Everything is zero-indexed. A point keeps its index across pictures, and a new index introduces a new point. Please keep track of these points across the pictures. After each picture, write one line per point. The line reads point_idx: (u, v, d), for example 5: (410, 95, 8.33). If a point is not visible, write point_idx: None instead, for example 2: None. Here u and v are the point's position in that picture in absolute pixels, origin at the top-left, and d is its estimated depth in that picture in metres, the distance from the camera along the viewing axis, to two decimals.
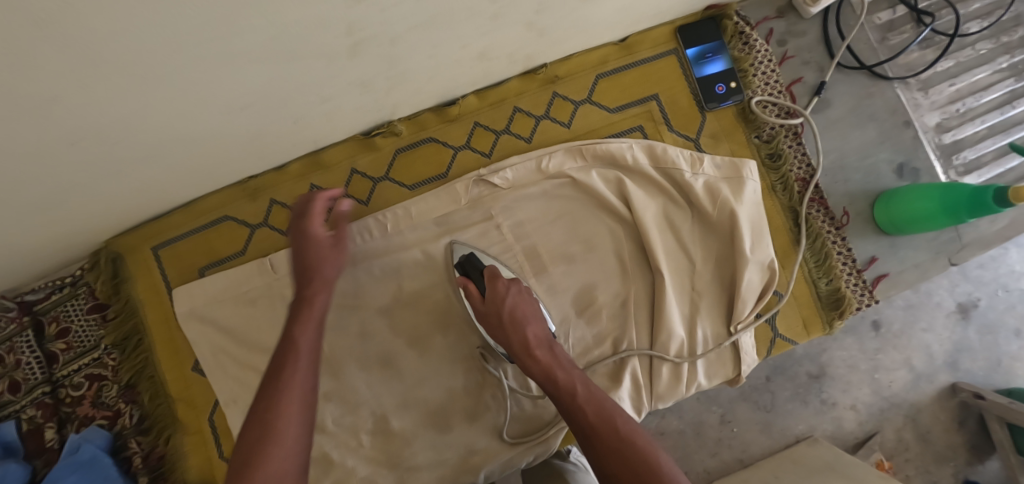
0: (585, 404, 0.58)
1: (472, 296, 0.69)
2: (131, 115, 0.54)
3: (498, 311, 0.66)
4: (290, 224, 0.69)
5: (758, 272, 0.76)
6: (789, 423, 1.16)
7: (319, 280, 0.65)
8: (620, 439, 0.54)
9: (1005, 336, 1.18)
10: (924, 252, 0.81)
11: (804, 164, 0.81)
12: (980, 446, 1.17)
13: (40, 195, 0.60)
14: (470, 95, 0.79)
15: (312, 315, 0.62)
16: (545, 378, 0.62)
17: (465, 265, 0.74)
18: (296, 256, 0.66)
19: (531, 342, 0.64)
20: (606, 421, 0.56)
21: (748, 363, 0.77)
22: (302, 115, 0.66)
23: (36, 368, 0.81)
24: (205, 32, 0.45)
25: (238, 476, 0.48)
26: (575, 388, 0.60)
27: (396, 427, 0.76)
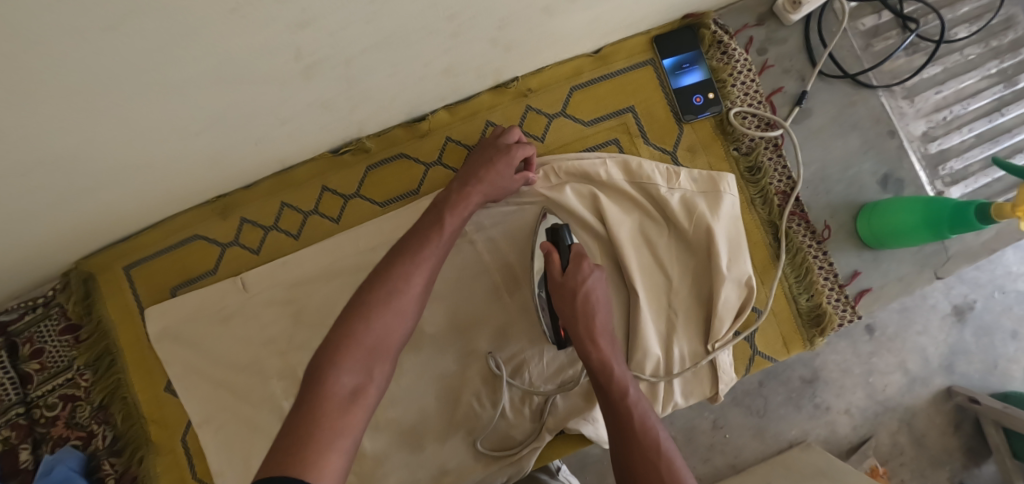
0: (634, 407, 0.59)
1: (552, 267, 0.66)
2: (80, 145, 0.52)
3: (574, 290, 0.64)
4: (492, 139, 0.74)
5: (735, 289, 0.74)
6: (781, 428, 1.14)
7: (481, 186, 0.69)
8: (657, 453, 0.56)
9: (1000, 338, 1.16)
10: (908, 264, 0.79)
11: (784, 177, 0.79)
12: (976, 449, 1.15)
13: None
14: (441, 110, 0.78)
15: (461, 211, 0.67)
16: (601, 368, 0.62)
17: (555, 233, 0.70)
18: (477, 161, 0.71)
19: (598, 331, 0.63)
20: (646, 434, 0.58)
21: (726, 382, 0.75)
22: (262, 136, 0.65)
23: (10, 388, 0.79)
24: (144, 65, 0.44)
25: (349, 330, 0.55)
26: (627, 389, 0.60)
27: (369, 447, 0.75)
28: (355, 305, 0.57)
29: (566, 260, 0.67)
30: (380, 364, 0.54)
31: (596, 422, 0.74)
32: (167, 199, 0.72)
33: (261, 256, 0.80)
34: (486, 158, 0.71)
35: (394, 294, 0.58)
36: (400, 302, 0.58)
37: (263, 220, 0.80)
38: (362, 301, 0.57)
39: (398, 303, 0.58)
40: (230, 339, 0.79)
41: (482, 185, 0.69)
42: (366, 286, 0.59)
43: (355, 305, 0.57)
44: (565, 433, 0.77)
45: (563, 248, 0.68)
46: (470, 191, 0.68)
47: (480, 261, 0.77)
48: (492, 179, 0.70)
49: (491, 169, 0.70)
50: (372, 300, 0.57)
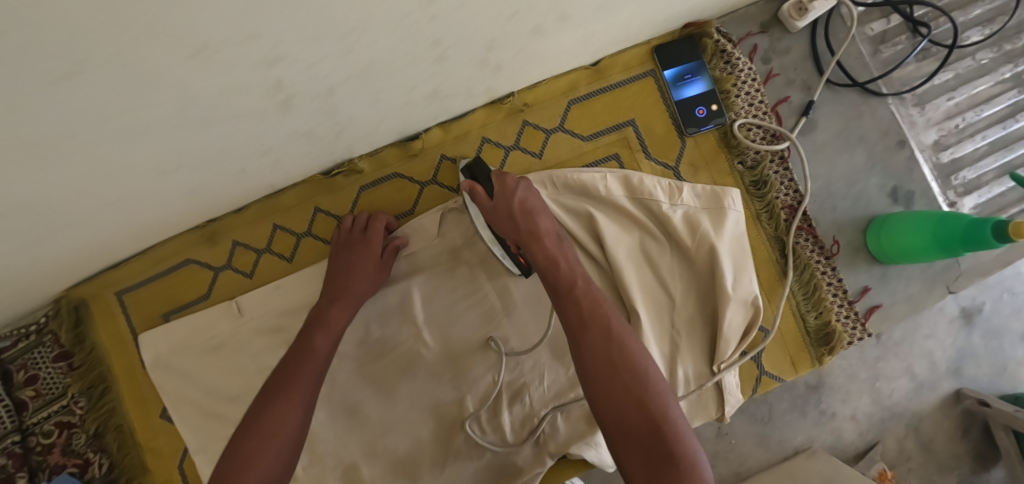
0: (583, 297, 0.55)
1: (479, 198, 0.63)
2: (49, 187, 0.50)
3: (508, 203, 0.62)
4: (346, 234, 0.74)
5: (740, 310, 0.72)
6: (787, 435, 1.12)
7: (353, 297, 0.70)
8: (608, 340, 0.52)
9: (1010, 341, 1.14)
10: (918, 282, 0.77)
11: (791, 191, 0.76)
12: (986, 452, 1.14)
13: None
14: (435, 128, 0.75)
15: (335, 328, 0.68)
16: (547, 265, 0.58)
17: (472, 169, 0.70)
18: (345, 264, 0.72)
19: (540, 231, 0.60)
20: (599, 321, 0.53)
21: (732, 404, 0.73)
22: (243, 167, 0.63)
23: (6, 416, 0.78)
24: (102, 110, 0.42)
25: (232, 461, 0.55)
26: (575, 281, 0.56)
27: (365, 475, 0.74)
28: (240, 436, 0.57)
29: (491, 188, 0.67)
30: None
31: (599, 447, 0.72)
32: (152, 229, 0.70)
33: (253, 280, 0.79)
34: (347, 256, 0.72)
35: (273, 424, 0.58)
36: (278, 434, 0.57)
37: (255, 243, 0.78)
38: (243, 433, 0.57)
39: (281, 430, 0.57)
40: (222, 367, 0.78)
41: (351, 298, 0.70)
42: (245, 425, 0.58)
43: (233, 446, 0.56)
44: (565, 457, 0.75)
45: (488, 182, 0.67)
46: (341, 307, 0.70)
47: (476, 284, 0.76)
48: (360, 285, 0.71)
49: (356, 277, 0.71)
50: (251, 435, 0.56)
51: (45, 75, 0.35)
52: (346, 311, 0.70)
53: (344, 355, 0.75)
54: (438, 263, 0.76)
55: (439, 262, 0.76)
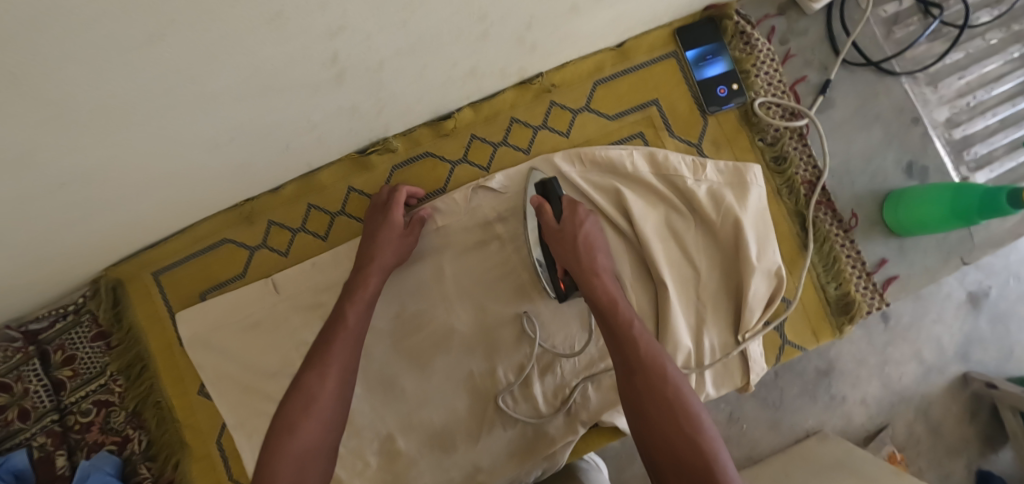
0: (639, 340, 0.60)
1: (546, 218, 0.69)
2: (112, 157, 0.52)
3: (574, 233, 0.68)
4: (372, 210, 0.75)
5: (764, 280, 0.74)
6: (798, 419, 1.17)
7: (377, 264, 0.70)
8: (664, 379, 0.57)
9: (1016, 325, 1.18)
10: (933, 254, 0.80)
11: (810, 166, 0.79)
12: (994, 436, 1.18)
13: (22, 241, 0.60)
14: (466, 108, 0.77)
15: (363, 296, 0.68)
16: (605, 303, 0.63)
17: (545, 186, 0.72)
18: (370, 235, 0.72)
19: (598, 269, 0.66)
20: (654, 362, 0.58)
21: (757, 372, 0.76)
22: (288, 142, 0.65)
23: (44, 396, 0.82)
24: (175, 77, 0.44)
25: (275, 437, 0.57)
26: (633, 323, 0.61)
27: (402, 447, 0.76)
28: (280, 415, 0.59)
29: (560, 211, 0.70)
30: (312, 467, 0.57)
31: None
32: (193, 207, 0.72)
33: (289, 259, 0.80)
34: (372, 229, 0.73)
35: (309, 398, 0.59)
36: (318, 412, 0.59)
37: (290, 223, 0.80)
38: (283, 411, 0.59)
39: (318, 406, 0.59)
40: (259, 344, 0.80)
41: (377, 264, 0.70)
42: (285, 402, 0.60)
43: (278, 425, 0.58)
44: (597, 427, 0.77)
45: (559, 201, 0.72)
46: (367, 275, 0.69)
47: (508, 260, 0.77)
48: (384, 253, 0.71)
49: (380, 243, 0.71)
50: (291, 413, 0.58)
51: (134, 36, 0.37)
52: (374, 276, 0.70)
53: (380, 329, 0.77)
54: (470, 240, 0.78)
55: (472, 238, 0.78)
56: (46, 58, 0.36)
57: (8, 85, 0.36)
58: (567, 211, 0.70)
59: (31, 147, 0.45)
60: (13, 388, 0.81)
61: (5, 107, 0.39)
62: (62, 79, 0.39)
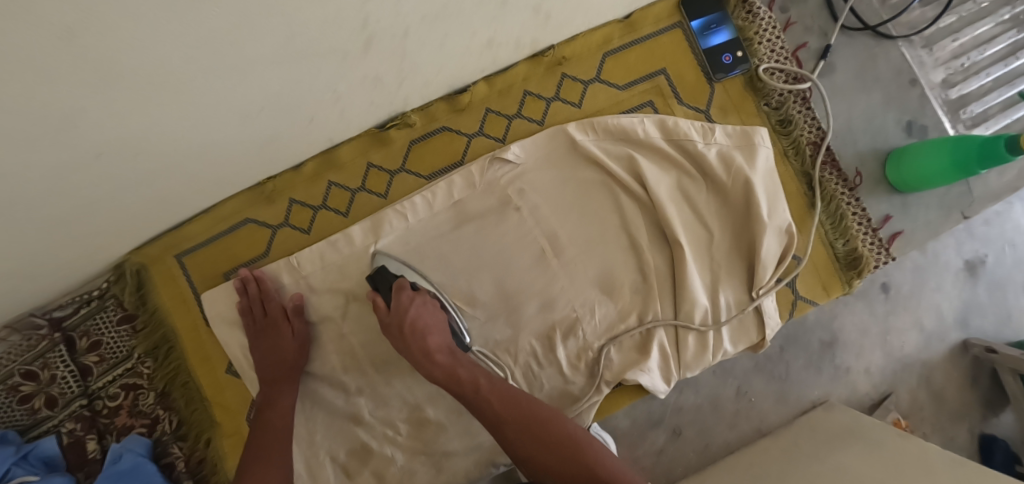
0: (489, 396, 0.68)
1: (378, 310, 0.72)
2: (150, 125, 0.54)
3: (400, 321, 0.70)
4: (252, 327, 0.78)
5: (776, 237, 0.77)
6: (804, 390, 1.24)
7: (283, 379, 0.76)
8: (528, 421, 0.67)
9: (1013, 290, 1.30)
10: (935, 209, 0.82)
11: (814, 128, 0.82)
12: (994, 400, 1.29)
13: (53, 214, 0.61)
14: (480, 82, 0.79)
15: (283, 405, 0.75)
16: (448, 379, 0.68)
17: (374, 277, 0.74)
18: (264, 355, 0.77)
19: (432, 349, 0.69)
20: (511, 407, 0.67)
21: (772, 327, 0.78)
22: (313, 114, 0.67)
23: (72, 381, 0.84)
24: (218, 38, 0.46)
25: None
26: (478, 382, 0.68)
27: (430, 415, 0.78)
28: None
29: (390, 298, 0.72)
30: None
31: (652, 372, 0.76)
32: (218, 186, 0.74)
33: (311, 236, 0.81)
34: (263, 347, 0.77)
35: None
36: None
37: (311, 201, 0.81)
38: None
39: None
40: None
41: (284, 377, 0.76)
42: None
43: None
44: (619, 386, 0.80)
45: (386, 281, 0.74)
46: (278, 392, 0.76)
47: (526, 228, 0.79)
48: (283, 366, 0.76)
49: (277, 361, 0.76)
50: None
51: None
52: (285, 389, 0.76)
53: None
54: (488, 209, 0.79)
55: (490, 208, 0.79)
56: (100, 15, 0.36)
57: (65, 42, 0.38)
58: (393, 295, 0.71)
59: (75, 110, 0.46)
60: (40, 375, 0.83)
61: (61, 65, 0.40)
62: (115, 38, 0.40)
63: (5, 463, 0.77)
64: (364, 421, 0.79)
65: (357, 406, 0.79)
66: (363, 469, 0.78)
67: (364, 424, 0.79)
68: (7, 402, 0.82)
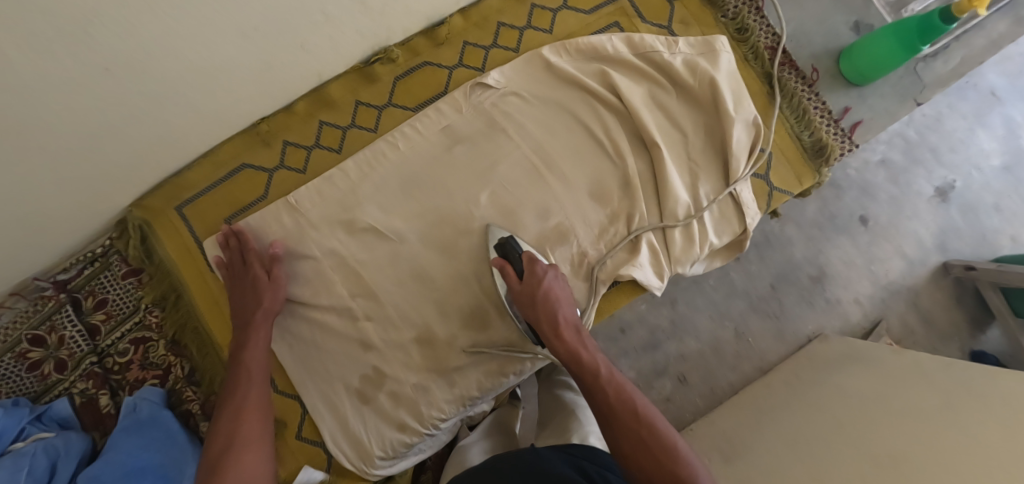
0: (606, 383, 0.66)
1: (509, 279, 0.72)
2: (155, 41, 0.56)
3: (534, 292, 0.70)
4: (230, 275, 0.80)
5: (745, 129, 0.82)
6: (798, 325, 1.29)
7: (262, 316, 0.76)
8: (636, 418, 0.63)
9: (985, 212, 1.36)
10: (891, 98, 0.89)
11: (770, 34, 0.88)
12: (981, 318, 1.34)
13: (59, 145, 0.62)
14: (456, 16, 0.87)
15: (261, 338, 0.75)
16: (571, 357, 0.68)
17: (503, 247, 0.76)
18: (240, 299, 0.77)
19: (561, 322, 0.69)
20: (623, 403, 0.64)
21: (751, 215, 0.83)
22: (305, 40, 0.71)
23: (81, 340, 0.85)
24: None
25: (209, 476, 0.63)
26: (598, 368, 0.67)
27: (439, 333, 0.81)
28: (210, 458, 0.66)
29: (521, 270, 0.73)
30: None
31: (644, 267, 0.81)
32: (216, 124, 0.77)
33: (307, 175, 0.85)
34: (240, 292, 0.78)
35: (233, 437, 0.67)
36: (249, 443, 0.67)
37: (304, 141, 0.85)
38: (209, 458, 0.66)
39: (243, 437, 0.68)
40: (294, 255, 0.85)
41: (259, 319, 0.76)
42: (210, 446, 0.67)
43: (207, 468, 0.64)
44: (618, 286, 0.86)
45: (517, 258, 0.74)
46: (257, 324, 0.76)
47: (514, 145, 0.83)
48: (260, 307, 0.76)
49: (253, 301, 0.76)
50: (224, 453, 0.66)
51: None
52: (263, 329, 0.76)
53: (405, 227, 0.81)
54: (476, 133, 0.84)
55: (478, 131, 0.84)
56: None
57: None
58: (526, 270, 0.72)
59: (87, 15, 0.48)
60: (48, 339, 0.84)
61: None
62: None
63: (20, 421, 0.77)
64: (375, 346, 0.80)
65: (366, 332, 0.80)
66: (377, 393, 0.81)
67: (374, 349, 0.81)
68: (17, 370, 0.83)
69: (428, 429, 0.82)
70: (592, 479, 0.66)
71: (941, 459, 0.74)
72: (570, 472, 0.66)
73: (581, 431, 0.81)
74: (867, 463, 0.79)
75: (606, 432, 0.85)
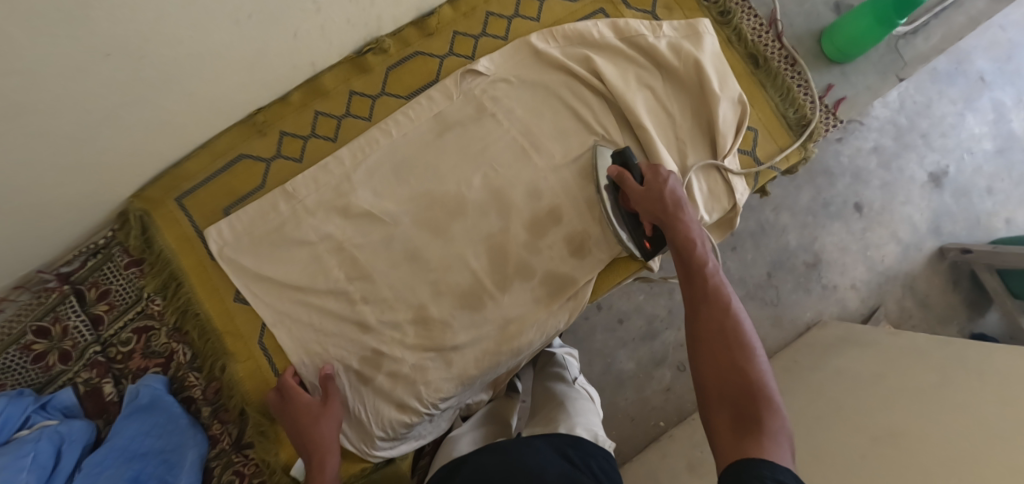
0: (710, 276, 0.66)
1: (629, 182, 0.76)
2: (151, 25, 0.58)
3: (660, 189, 0.73)
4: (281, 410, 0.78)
5: (730, 107, 0.84)
6: (797, 312, 1.30)
7: (325, 442, 0.76)
8: (726, 313, 0.63)
9: (977, 195, 1.37)
10: (872, 75, 0.91)
11: (752, 16, 0.91)
12: (978, 302, 1.35)
13: (59, 132, 0.64)
14: (446, 6, 0.89)
15: (329, 456, 0.75)
16: (685, 244, 0.69)
17: (623, 156, 0.79)
18: (297, 428, 0.77)
19: (683, 216, 0.71)
20: (718, 297, 0.65)
21: (740, 192, 0.85)
22: (298, 27, 0.73)
23: (85, 330, 0.87)
24: None
25: None
26: (707, 262, 0.68)
27: (434, 315, 0.82)
28: None
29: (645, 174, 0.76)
30: None
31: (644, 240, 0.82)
32: (214, 113, 0.79)
33: (304, 164, 0.87)
34: (295, 424, 0.77)
35: None
36: None
37: (300, 131, 0.87)
38: None
39: None
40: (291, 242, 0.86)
41: (328, 446, 0.76)
42: None
43: None
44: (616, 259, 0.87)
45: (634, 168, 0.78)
46: (323, 443, 0.76)
47: (504, 129, 0.85)
48: (325, 433, 0.76)
49: (314, 428, 0.76)
50: None
51: None
52: (330, 458, 0.75)
53: (399, 212, 0.83)
54: (467, 118, 0.86)
55: (468, 116, 0.86)
56: None
57: None
58: (649, 174, 0.75)
59: None
60: (52, 330, 0.85)
61: None
62: None
63: (24, 411, 0.79)
64: (372, 329, 0.82)
65: (363, 314, 0.82)
66: (377, 373, 0.82)
67: (371, 331, 0.82)
68: (21, 362, 0.84)
69: (428, 408, 0.83)
70: (574, 463, 0.68)
71: (937, 432, 0.75)
72: (554, 456, 0.69)
73: (569, 421, 0.80)
74: (866, 440, 0.80)
75: (596, 423, 0.84)
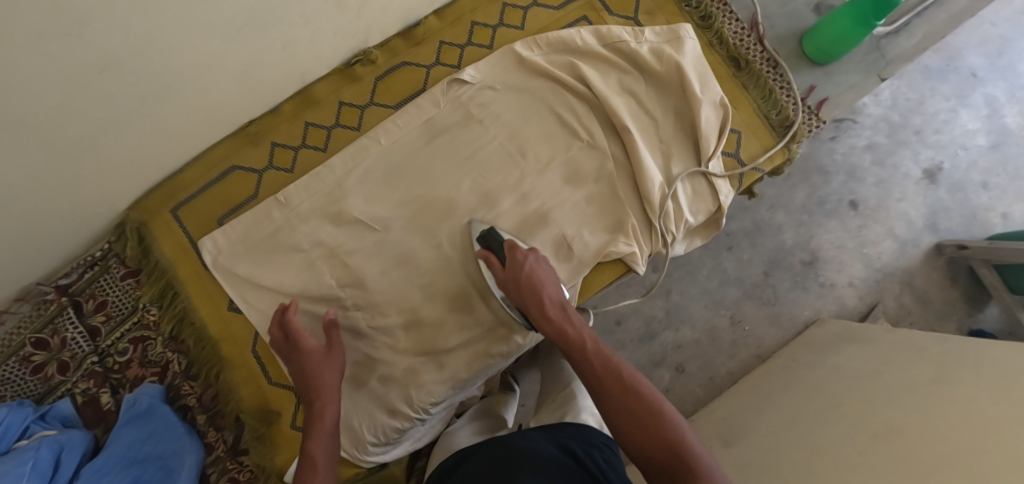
0: (592, 357, 0.66)
1: (493, 267, 0.76)
2: (144, 41, 0.60)
3: (517, 276, 0.73)
4: (282, 349, 0.77)
5: (712, 109, 0.85)
6: (795, 311, 1.30)
7: (325, 383, 0.74)
8: (625, 390, 0.62)
9: (973, 190, 1.36)
10: (856, 74, 0.92)
11: (733, 20, 0.92)
12: (978, 297, 1.34)
13: (57, 146, 0.65)
14: (431, 17, 0.91)
15: (329, 393, 0.73)
16: (559, 335, 0.70)
17: (486, 239, 0.79)
18: (298, 370, 0.75)
19: (547, 303, 0.72)
20: (611, 371, 0.64)
21: (725, 194, 0.85)
22: (288, 39, 0.75)
23: (82, 341, 0.88)
24: None
25: None
26: (585, 344, 0.68)
27: (426, 318, 0.83)
28: None
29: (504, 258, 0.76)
30: None
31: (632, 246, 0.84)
32: (206, 125, 0.81)
33: (295, 174, 0.88)
34: (296, 364, 0.76)
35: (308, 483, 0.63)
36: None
37: (291, 141, 0.88)
38: None
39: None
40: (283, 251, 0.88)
41: (326, 391, 0.73)
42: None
43: None
44: (603, 262, 0.86)
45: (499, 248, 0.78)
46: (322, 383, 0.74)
47: (492, 135, 0.86)
48: (323, 374, 0.75)
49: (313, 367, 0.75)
50: None
51: None
52: (330, 404, 0.73)
53: (390, 218, 0.84)
54: (455, 124, 0.87)
55: (456, 122, 0.87)
56: None
57: None
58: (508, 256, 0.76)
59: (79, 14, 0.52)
60: (51, 342, 0.87)
61: None
62: None
63: (24, 420, 0.81)
64: (365, 334, 0.83)
65: (355, 320, 0.83)
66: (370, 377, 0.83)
67: (364, 336, 0.83)
68: (21, 374, 0.86)
69: (419, 413, 0.83)
70: (580, 457, 0.66)
71: (933, 429, 0.75)
72: (557, 449, 0.66)
73: (577, 407, 0.81)
74: (865, 437, 0.80)
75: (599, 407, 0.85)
